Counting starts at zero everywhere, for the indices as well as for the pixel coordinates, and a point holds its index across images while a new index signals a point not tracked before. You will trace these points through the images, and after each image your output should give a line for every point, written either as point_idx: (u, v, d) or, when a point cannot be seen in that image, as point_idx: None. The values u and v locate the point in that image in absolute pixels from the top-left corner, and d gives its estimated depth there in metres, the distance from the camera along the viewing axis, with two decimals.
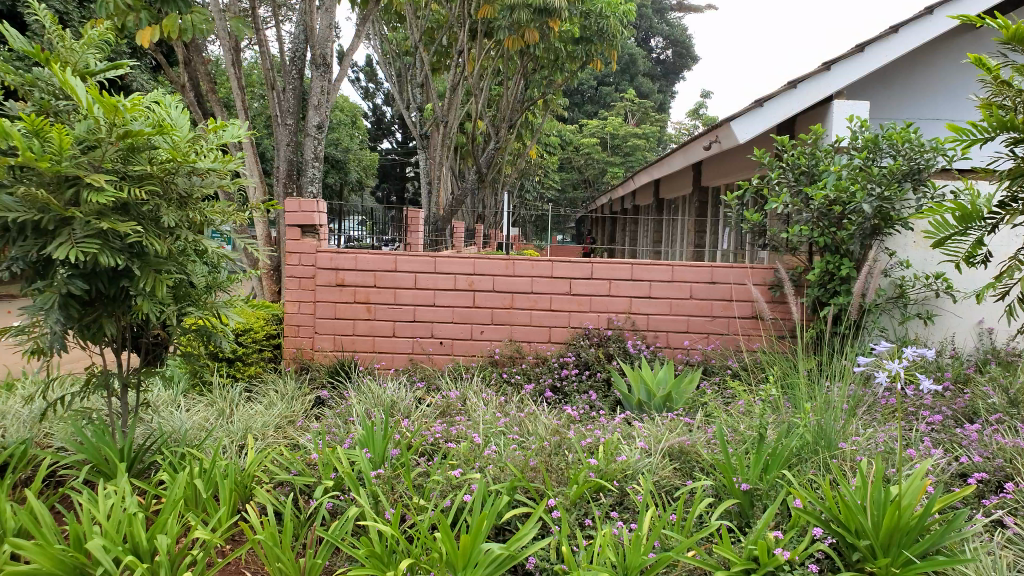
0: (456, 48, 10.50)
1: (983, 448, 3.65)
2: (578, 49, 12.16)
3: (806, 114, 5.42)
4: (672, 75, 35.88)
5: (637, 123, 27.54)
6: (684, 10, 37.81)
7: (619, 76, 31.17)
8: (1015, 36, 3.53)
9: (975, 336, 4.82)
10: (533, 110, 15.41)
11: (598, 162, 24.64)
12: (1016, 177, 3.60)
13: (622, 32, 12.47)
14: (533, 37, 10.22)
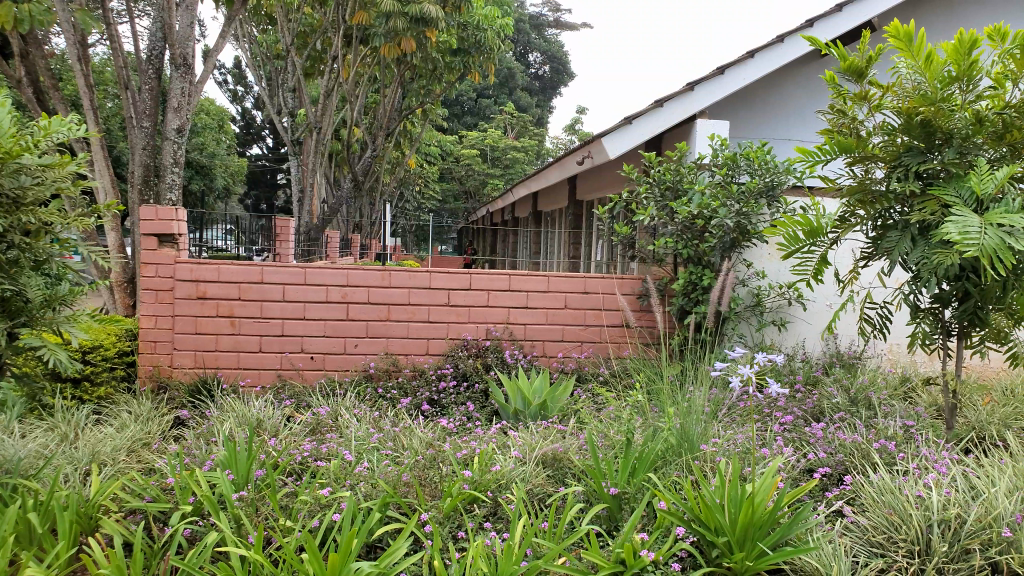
0: (331, 53, 10.38)
1: (827, 445, 3.96)
2: (456, 61, 12.26)
3: (671, 132, 5.67)
4: (549, 92, 36.46)
5: (516, 136, 28.05)
6: (562, 27, 38.83)
7: (498, 90, 31.65)
8: (849, 67, 3.87)
9: (823, 341, 5.20)
10: (412, 120, 15.27)
11: (478, 174, 24.81)
12: (853, 195, 3.99)
13: (500, 46, 12.67)
14: (412, 46, 10.10)
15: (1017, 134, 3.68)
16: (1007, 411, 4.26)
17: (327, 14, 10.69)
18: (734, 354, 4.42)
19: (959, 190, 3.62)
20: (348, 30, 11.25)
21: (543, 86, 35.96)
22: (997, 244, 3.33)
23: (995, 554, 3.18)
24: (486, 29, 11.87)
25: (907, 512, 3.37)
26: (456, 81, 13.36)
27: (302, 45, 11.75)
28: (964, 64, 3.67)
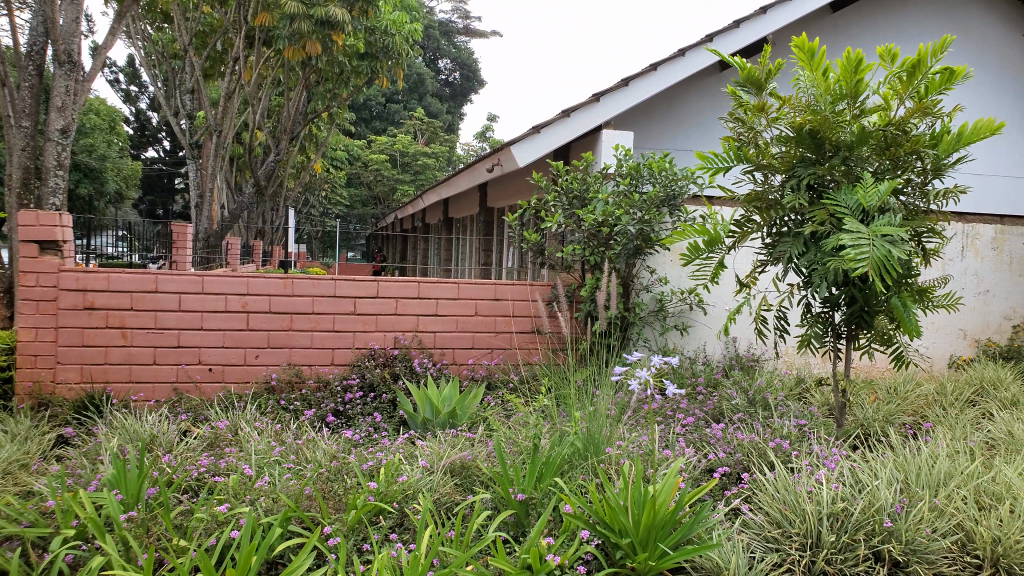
0: (232, 54, 10.13)
1: (727, 445, 4.10)
2: (363, 65, 11.87)
3: (579, 141, 5.77)
4: (459, 99, 36.07)
5: (426, 142, 27.96)
6: (471, 34, 38.92)
7: (408, 95, 31.43)
8: (750, 77, 4.03)
9: (723, 344, 5.41)
10: (317, 123, 14.85)
11: (389, 179, 24.19)
12: (753, 203, 4.17)
13: (408, 51, 12.54)
14: (316, 49, 10.01)
15: (899, 150, 3.90)
16: (890, 408, 4.55)
17: (229, 13, 10.33)
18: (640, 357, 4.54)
19: (848, 200, 3.79)
20: (250, 31, 10.89)
21: (454, 91, 35.72)
22: (885, 255, 3.55)
23: (877, 544, 3.39)
24: (395, 34, 11.62)
25: (800, 507, 3.54)
26: (362, 86, 13.05)
27: (201, 45, 11.39)
28: (852, 82, 3.88)
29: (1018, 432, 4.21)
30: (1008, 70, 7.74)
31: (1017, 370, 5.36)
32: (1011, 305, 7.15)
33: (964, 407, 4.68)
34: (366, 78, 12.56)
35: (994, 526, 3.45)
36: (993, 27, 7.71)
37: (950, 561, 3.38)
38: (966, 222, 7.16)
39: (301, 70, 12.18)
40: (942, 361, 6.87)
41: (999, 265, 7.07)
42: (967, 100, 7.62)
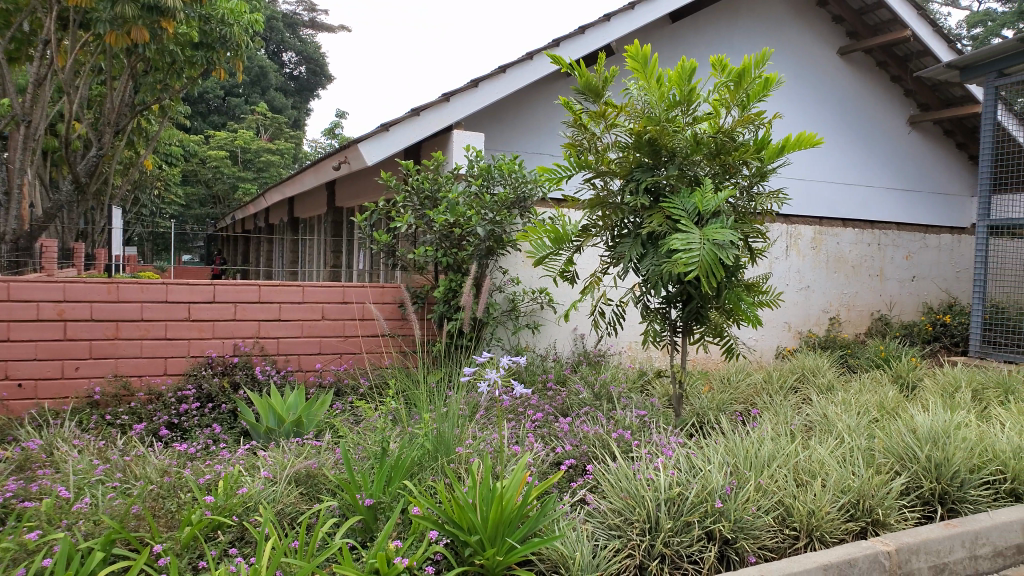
0: (41, 37, 9.21)
1: (573, 438, 4.24)
2: (197, 56, 10.72)
3: (429, 140, 5.77)
4: (304, 93, 33.15)
5: (271, 138, 26.50)
6: (316, 28, 36.49)
7: (248, 88, 28.27)
8: (588, 85, 4.14)
9: (571, 341, 5.61)
10: (145, 116, 13.17)
11: (228, 177, 23.04)
12: (596, 207, 4.31)
13: (246, 46, 11.12)
14: (143, 37, 9.03)
15: (729, 157, 4.15)
16: (723, 397, 4.88)
17: None
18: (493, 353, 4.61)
19: (685, 203, 4.03)
20: (64, 11, 9.91)
21: (299, 86, 32.96)
22: (711, 257, 3.81)
23: (710, 524, 3.62)
24: (232, 24, 10.64)
25: (640, 494, 3.72)
26: (197, 77, 11.59)
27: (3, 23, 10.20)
28: (686, 89, 4.07)
29: (830, 414, 4.66)
30: (824, 83, 8.51)
31: (829, 357, 5.94)
32: (828, 300, 7.93)
33: (787, 394, 5.12)
34: (201, 70, 11.34)
35: (809, 499, 3.77)
36: (810, 44, 8.45)
37: (772, 534, 3.68)
38: (790, 223, 7.87)
39: (125, 57, 11.10)
40: (771, 353, 7.43)
41: (817, 263, 7.84)
42: (793, 108, 8.28)
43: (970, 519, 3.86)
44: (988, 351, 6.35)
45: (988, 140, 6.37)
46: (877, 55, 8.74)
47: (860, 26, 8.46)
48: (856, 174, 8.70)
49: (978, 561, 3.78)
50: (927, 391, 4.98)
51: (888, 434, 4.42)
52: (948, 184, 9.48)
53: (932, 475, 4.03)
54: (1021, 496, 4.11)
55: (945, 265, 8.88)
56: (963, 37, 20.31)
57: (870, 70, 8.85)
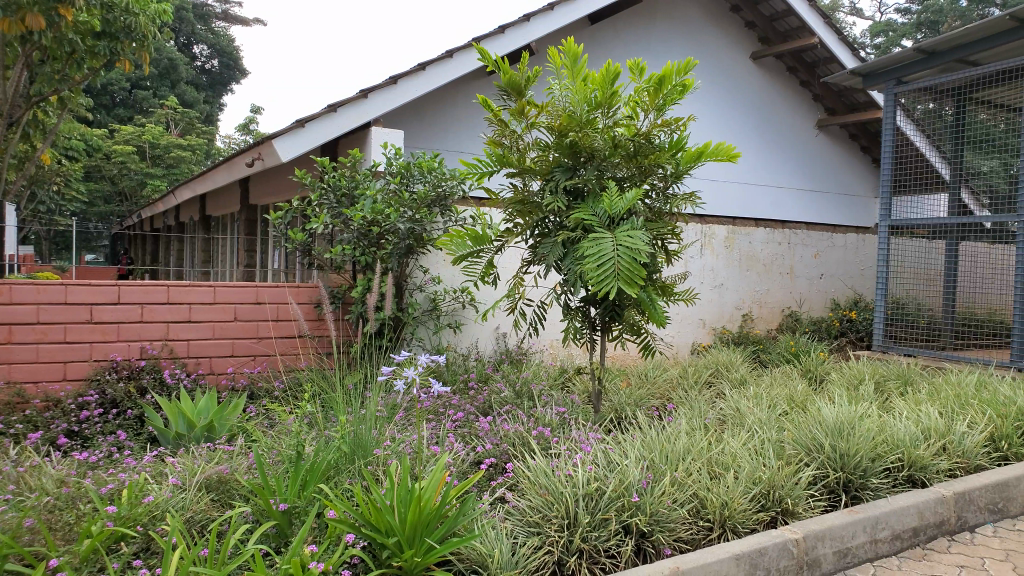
0: None
1: (494, 436, 4.25)
2: (100, 47, 8.50)
3: (346, 138, 5.72)
4: (219, 87, 31.24)
5: (182, 133, 24.86)
6: (231, 21, 34.90)
7: (157, 81, 26.60)
8: (511, 82, 4.07)
9: (493, 339, 5.67)
10: (43, 108, 11.43)
11: (135, 174, 21.66)
12: (516, 206, 4.30)
13: (155, 34, 9.32)
14: (38, 25, 7.16)
15: (644, 159, 4.22)
16: (640, 392, 4.99)
17: None
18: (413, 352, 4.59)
19: (595, 209, 4.10)
20: None
21: (211, 80, 30.85)
22: (628, 263, 3.87)
23: (627, 518, 3.69)
24: (140, 12, 8.37)
25: (558, 491, 3.76)
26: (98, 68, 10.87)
27: None
28: (607, 91, 4.09)
29: (742, 408, 4.81)
30: (739, 86, 8.80)
31: (743, 353, 6.16)
32: (742, 296, 8.21)
33: (701, 388, 5.27)
34: None
35: (722, 491, 3.86)
36: (726, 48, 8.72)
37: (687, 526, 3.75)
38: (704, 223, 8.09)
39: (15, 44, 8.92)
40: (686, 349, 7.64)
41: (731, 261, 8.10)
42: (712, 110, 8.55)
43: (871, 506, 3.95)
44: (889, 344, 6.59)
45: (889, 145, 6.67)
46: (787, 61, 9.10)
47: (770, 31, 8.74)
48: (772, 174, 9.05)
49: (879, 545, 3.87)
50: (833, 383, 5.21)
51: (797, 426, 4.57)
52: (855, 185, 10.00)
53: (838, 465, 4.14)
54: (918, 482, 4.20)
55: (851, 264, 9.35)
56: (867, 48, 21.35)
57: (780, 74, 9.20)
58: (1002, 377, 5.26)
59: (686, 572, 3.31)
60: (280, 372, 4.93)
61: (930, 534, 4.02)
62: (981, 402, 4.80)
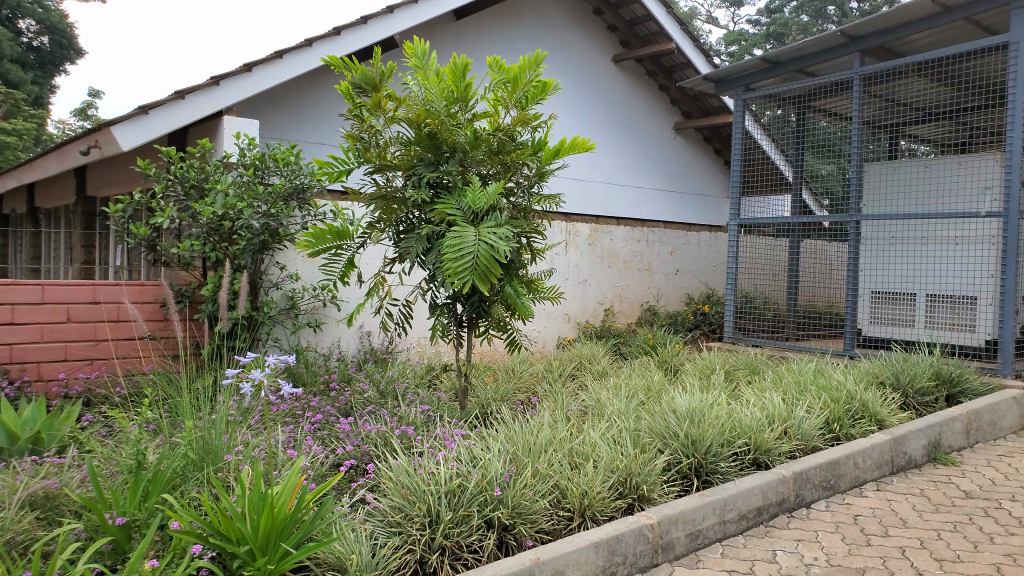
0: None
1: (355, 437, 4.17)
2: None
3: (196, 126, 5.53)
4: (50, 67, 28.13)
5: (6, 117, 22.20)
6: None
7: None
8: (365, 78, 4.06)
9: (357, 338, 5.64)
10: None
11: None
12: (376, 202, 4.21)
13: None
14: None
15: (508, 156, 4.25)
16: (507, 387, 5.07)
17: None
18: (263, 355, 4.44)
19: (460, 203, 4.10)
20: None
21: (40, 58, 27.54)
22: (486, 256, 3.91)
23: (489, 513, 3.71)
24: None
25: (421, 490, 3.73)
26: None
27: None
28: (462, 86, 4.13)
29: (603, 399, 4.97)
30: (604, 88, 9.10)
31: (605, 346, 6.39)
32: (603, 292, 8.51)
33: (565, 381, 5.42)
34: None
35: (581, 481, 3.96)
36: (591, 50, 8.97)
37: (548, 517, 3.82)
38: (570, 221, 8.34)
39: None
40: (551, 343, 7.82)
41: (593, 258, 8.38)
42: (581, 109, 8.82)
43: (720, 489, 4.17)
44: (740, 335, 7.04)
45: (737, 149, 7.08)
46: (647, 65, 9.46)
47: (631, 36, 9.07)
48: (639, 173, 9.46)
49: (726, 526, 4.09)
50: (688, 373, 5.50)
51: (653, 415, 4.75)
52: (713, 185, 10.63)
53: (690, 451, 4.33)
54: (762, 465, 4.44)
55: (704, 261, 9.94)
56: (721, 55, 22.73)
57: (641, 77, 9.57)
58: (836, 364, 5.75)
59: (546, 562, 3.36)
60: (120, 377, 4.62)
61: (772, 512, 4.26)
62: (818, 387, 5.20)
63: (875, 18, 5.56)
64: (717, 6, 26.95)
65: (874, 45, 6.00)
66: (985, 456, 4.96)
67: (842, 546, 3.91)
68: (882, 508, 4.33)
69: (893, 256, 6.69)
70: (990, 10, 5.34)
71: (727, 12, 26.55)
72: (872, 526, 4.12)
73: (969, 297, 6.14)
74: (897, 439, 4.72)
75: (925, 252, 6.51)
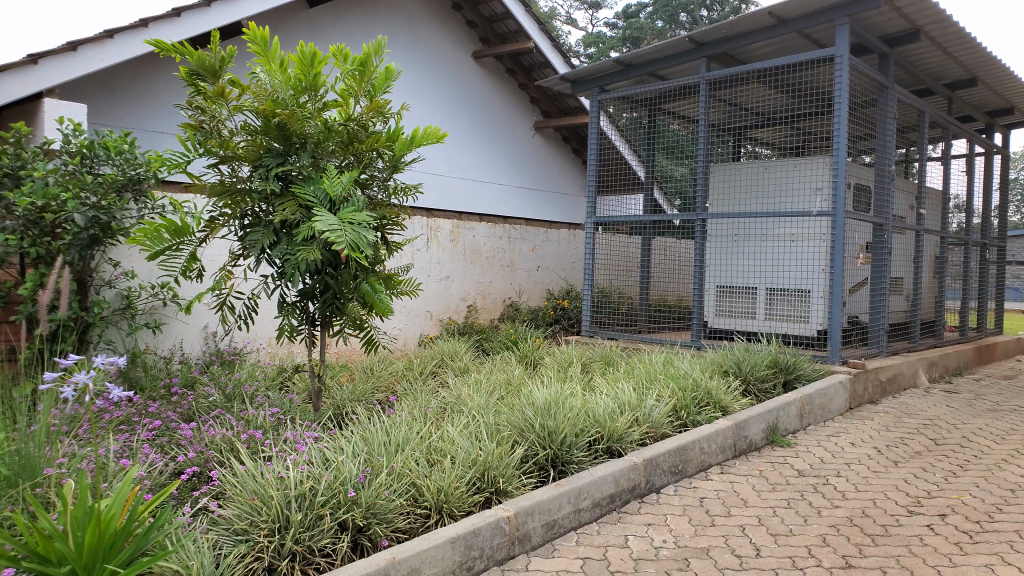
0: None
1: (198, 444, 3.98)
2: None
3: (12, 109, 5.14)
4: None
5: None
6: None
7: None
8: (201, 65, 3.84)
9: (202, 339, 5.53)
10: None
11: None
12: (221, 194, 4.03)
13: None
14: None
15: (361, 146, 4.19)
16: (365, 387, 5.00)
17: None
18: (92, 357, 4.33)
19: (316, 190, 3.98)
20: None
21: None
22: (355, 240, 3.82)
23: (342, 514, 3.58)
24: None
25: (268, 494, 3.55)
26: None
27: None
28: (310, 76, 4.02)
29: (463, 395, 4.99)
30: (466, 85, 9.19)
31: (466, 342, 6.46)
32: (465, 288, 8.58)
33: (426, 379, 5.41)
34: None
35: (438, 478, 3.92)
36: (452, 46, 9.00)
37: (404, 516, 3.74)
38: (431, 216, 8.34)
39: None
40: (413, 341, 7.78)
41: (455, 255, 8.44)
42: (446, 104, 8.87)
43: (574, 478, 4.25)
44: (595, 330, 7.50)
45: (593, 149, 7.42)
46: (506, 63, 9.65)
47: (489, 33, 9.23)
48: (506, 171, 9.68)
49: (581, 514, 4.17)
50: (546, 367, 5.63)
51: (512, 409, 4.83)
52: (576, 183, 11.04)
53: (546, 443, 4.42)
54: (615, 452, 4.61)
55: (565, 258, 10.25)
56: (582, 57, 23.44)
57: (500, 74, 9.74)
58: (684, 355, 6.08)
59: (401, 561, 3.26)
60: None
61: (624, 499, 4.41)
62: (667, 376, 5.49)
63: (719, 26, 5.87)
64: (576, 9, 27.70)
65: (717, 51, 6.38)
66: (816, 437, 5.40)
67: (688, 527, 4.12)
68: (725, 489, 4.60)
69: (741, 253, 7.07)
70: (819, 25, 5.79)
71: (586, 15, 27.43)
72: (716, 507, 4.37)
73: (802, 291, 6.60)
74: (739, 424, 5.03)
75: (764, 249, 6.93)
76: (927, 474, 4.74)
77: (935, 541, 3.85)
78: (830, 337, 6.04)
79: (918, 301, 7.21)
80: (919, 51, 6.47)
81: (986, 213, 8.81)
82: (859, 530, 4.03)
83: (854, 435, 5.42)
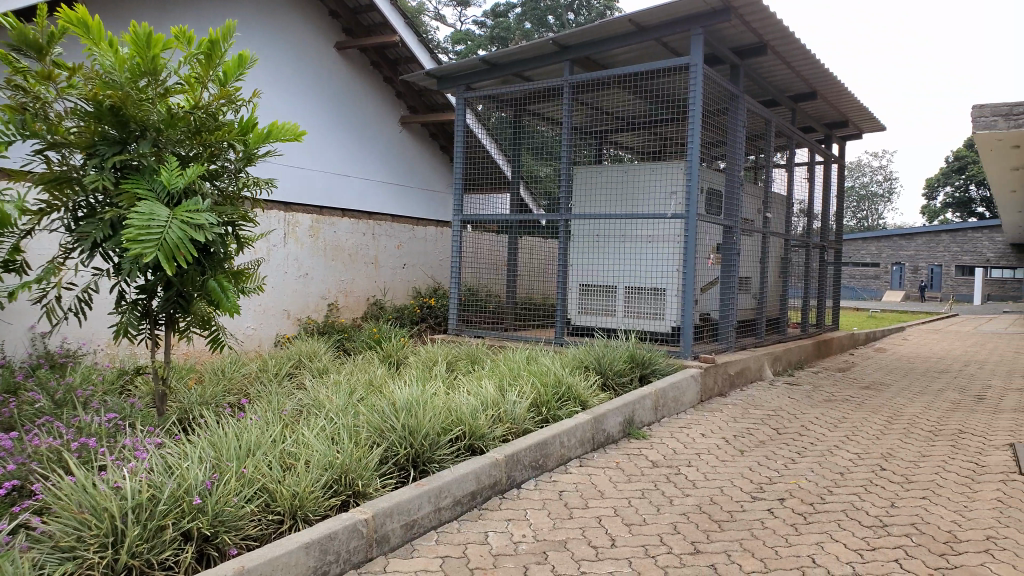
0: None
1: (20, 455, 3.66)
2: None
3: None
4: None
5: None
6: None
7: None
8: (23, 39, 3.53)
9: (27, 341, 5.20)
10: None
11: None
12: (48, 182, 3.70)
13: None
14: None
15: (209, 137, 3.97)
16: (215, 390, 4.83)
17: None
18: None
19: (153, 184, 3.75)
20: None
21: None
22: (178, 239, 3.57)
23: (186, 524, 3.33)
24: None
25: (100, 506, 3.23)
26: None
27: None
28: (148, 59, 3.76)
29: (320, 397, 4.88)
30: (331, 77, 9.01)
31: (327, 342, 6.36)
32: (326, 287, 8.40)
33: (283, 380, 5.27)
34: None
35: (292, 482, 3.76)
36: (315, 37, 8.79)
37: (255, 522, 3.57)
38: (290, 211, 8.09)
39: None
40: (269, 341, 7.56)
41: (315, 251, 8.24)
42: (309, 96, 8.68)
43: (436, 476, 4.23)
44: (462, 328, 7.61)
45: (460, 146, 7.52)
46: (371, 55, 9.56)
47: (354, 24, 9.22)
48: (371, 165, 9.58)
49: (441, 513, 4.14)
50: (409, 367, 5.62)
51: (372, 408, 4.77)
52: (444, 179, 11.13)
53: (407, 443, 4.38)
54: (477, 450, 4.65)
55: (432, 254, 10.27)
56: (451, 55, 23.45)
57: (365, 68, 9.62)
58: (547, 351, 6.24)
59: (250, 570, 3.03)
60: None
61: (485, 495, 4.44)
62: (530, 373, 5.62)
63: (586, 29, 6.00)
64: (445, 5, 27.66)
65: (581, 55, 6.58)
66: (669, 428, 5.67)
67: (547, 521, 4.20)
68: (583, 482, 4.73)
69: (607, 253, 7.28)
70: (675, 34, 6.04)
71: (456, 12, 27.53)
72: (575, 500, 4.48)
73: (659, 290, 6.90)
74: (597, 418, 5.20)
75: (626, 249, 7.17)
76: (769, 461, 5.08)
77: (774, 524, 4.13)
78: (683, 333, 6.39)
79: (764, 299, 7.74)
80: (766, 64, 6.92)
81: (826, 218, 9.55)
82: (706, 516, 4.25)
83: (704, 426, 5.74)
